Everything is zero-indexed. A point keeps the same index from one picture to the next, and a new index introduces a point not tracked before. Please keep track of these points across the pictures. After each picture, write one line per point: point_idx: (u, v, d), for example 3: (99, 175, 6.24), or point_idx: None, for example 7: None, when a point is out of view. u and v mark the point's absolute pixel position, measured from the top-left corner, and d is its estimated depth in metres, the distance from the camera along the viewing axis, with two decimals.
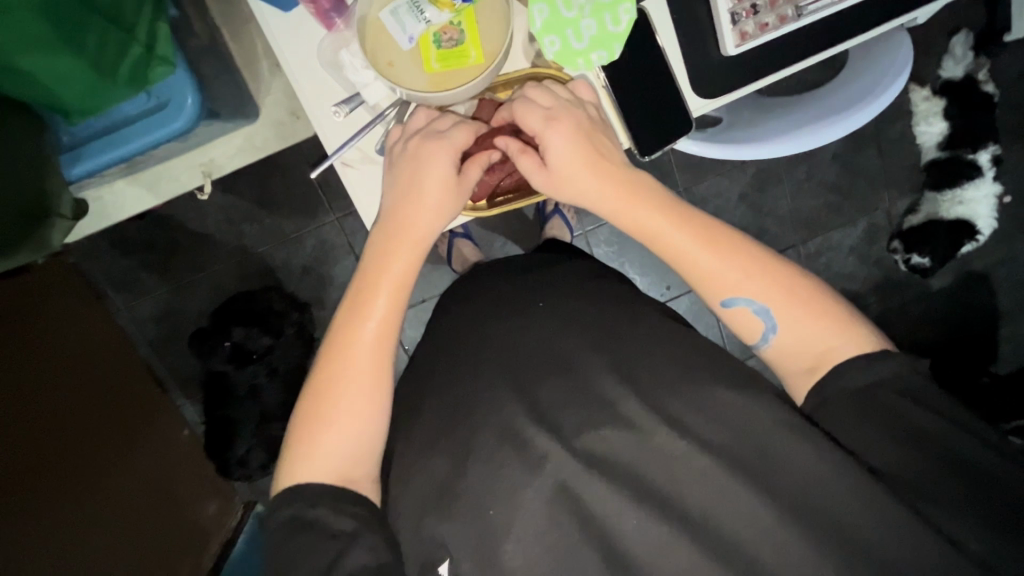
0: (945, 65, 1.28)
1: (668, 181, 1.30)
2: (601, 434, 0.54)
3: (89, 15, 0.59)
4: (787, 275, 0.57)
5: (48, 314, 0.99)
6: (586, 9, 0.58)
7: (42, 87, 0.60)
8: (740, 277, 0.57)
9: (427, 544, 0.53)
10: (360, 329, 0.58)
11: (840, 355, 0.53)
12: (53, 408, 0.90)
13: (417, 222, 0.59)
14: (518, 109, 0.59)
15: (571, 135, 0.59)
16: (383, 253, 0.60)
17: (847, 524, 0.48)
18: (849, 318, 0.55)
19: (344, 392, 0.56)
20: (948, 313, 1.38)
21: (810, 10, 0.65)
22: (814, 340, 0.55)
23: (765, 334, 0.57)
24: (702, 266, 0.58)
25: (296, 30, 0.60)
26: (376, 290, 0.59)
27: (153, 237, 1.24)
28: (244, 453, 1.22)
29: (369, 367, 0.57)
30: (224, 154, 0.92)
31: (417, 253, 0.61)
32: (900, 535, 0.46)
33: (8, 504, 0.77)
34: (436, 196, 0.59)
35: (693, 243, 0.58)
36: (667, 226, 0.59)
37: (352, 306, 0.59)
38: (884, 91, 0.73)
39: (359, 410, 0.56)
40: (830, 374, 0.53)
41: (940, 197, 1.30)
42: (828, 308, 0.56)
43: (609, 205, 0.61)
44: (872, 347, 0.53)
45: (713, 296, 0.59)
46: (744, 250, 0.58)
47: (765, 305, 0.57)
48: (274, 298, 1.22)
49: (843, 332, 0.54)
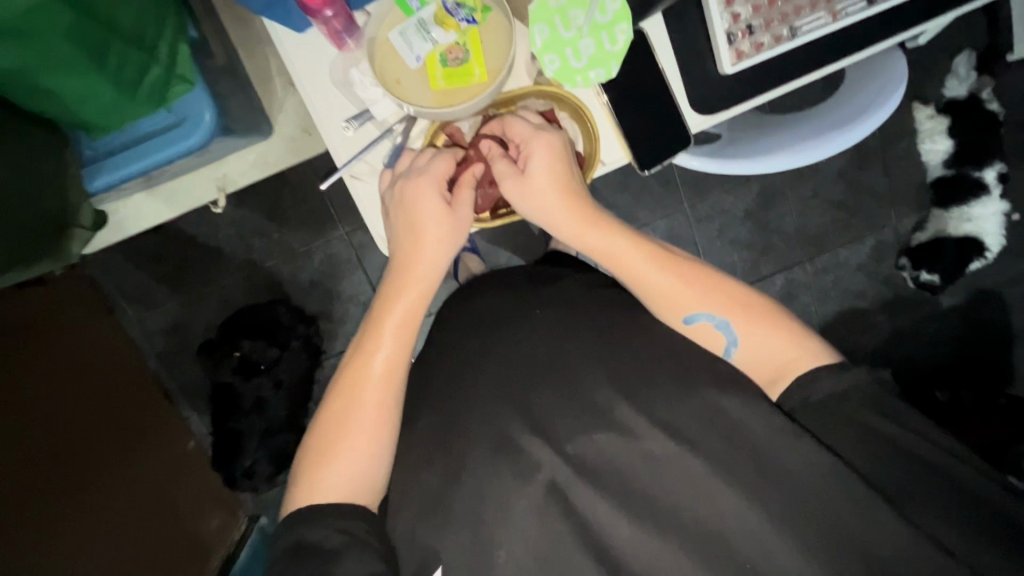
0: (948, 84, 1.30)
1: (673, 197, 1.31)
2: (593, 439, 0.55)
3: (114, 37, 0.61)
4: (740, 289, 0.60)
5: (60, 325, 1.01)
6: (584, 30, 0.59)
7: (70, 106, 0.63)
8: (699, 294, 0.59)
9: (423, 553, 0.54)
10: (368, 365, 0.60)
11: (798, 367, 0.55)
12: (61, 418, 0.91)
13: (422, 261, 0.62)
14: (507, 120, 0.63)
15: (549, 158, 0.61)
16: (389, 300, 0.62)
17: (839, 530, 0.48)
18: (802, 330, 0.57)
19: (351, 424, 0.58)
20: (960, 332, 1.37)
21: (803, 31, 0.66)
22: (773, 352, 0.57)
23: (728, 348, 0.59)
24: (662, 289, 0.60)
25: (309, 50, 0.63)
26: (382, 330, 0.61)
27: (167, 250, 1.27)
28: (249, 465, 1.23)
29: (377, 399, 0.59)
30: (237, 170, 0.96)
31: (424, 294, 0.62)
32: (893, 542, 0.47)
33: (11, 511, 0.77)
34: (438, 238, 0.61)
35: (648, 264, 0.60)
36: (626, 248, 0.61)
37: (360, 345, 0.61)
38: (881, 107, 0.75)
39: (366, 439, 0.58)
40: (792, 387, 0.55)
41: (948, 214, 1.30)
42: (784, 321, 0.58)
43: (574, 228, 0.62)
44: (828, 358, 0.55)
45: (675, 315, 0.60)
46: (695, 270, 0.60)
47: (726, 319, 0.58)
48: (281, 310, 1.24)
49: (799, 344, 0.56)
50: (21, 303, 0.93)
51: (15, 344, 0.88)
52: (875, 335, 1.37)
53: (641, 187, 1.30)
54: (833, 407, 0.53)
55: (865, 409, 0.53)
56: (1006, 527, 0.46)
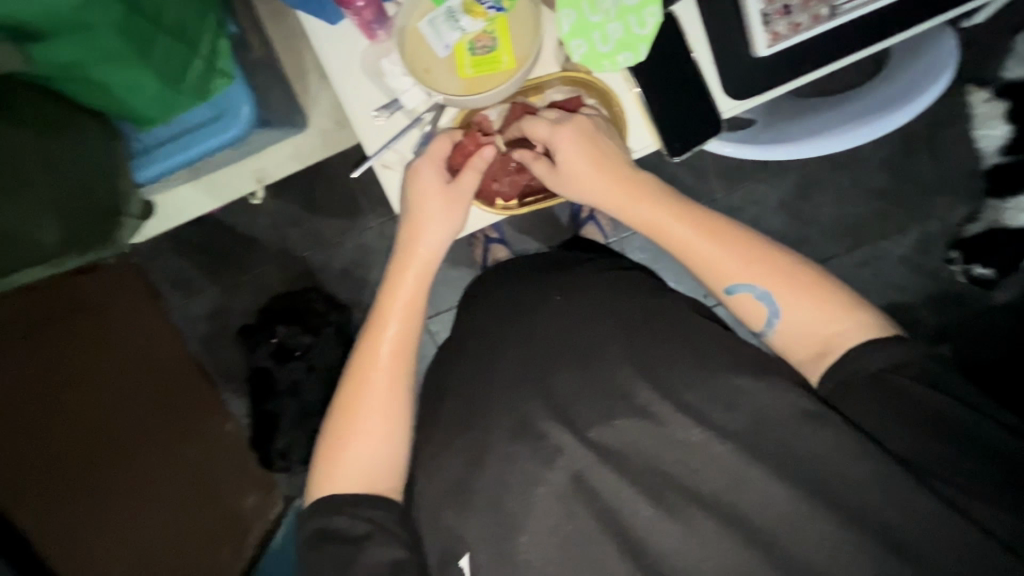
0: (1009, 64, 1.21)
1: (704, 187, 1.28)
2: (614, 426, 0.55)
3: (159, 31, 0.64)
4: (785, 262, 0.60)
5: (110, 310, 1.07)
6: (612, 13, 0.59)
7: (119, 98, 0.66)
8: (742, 263, 0.60)
9: (445, 537, 0.55)
10: (377, 348, 0.63)
11: (844, 341, 0.55)
12: (110, 396, 0.97)
13: (423, 241, 0.64)
14: (527, 124, 0.63)
15: (575, 137, 0.62)
16: (393, 281, 0.65)
17: (863, 529, 0.48)
18: (849, 302, 0.57)
19: (367, 411, 0.61)
20: (1013, 329, 1.28)
21: (845, 9, 0.64)
22: (817, 324, 0.57)
23: (769, 319, 0.59)
24: (706, 255, 0.61)
25: (342, 42, 0.65)
26: (389, 312, 0.64)
27: (210, 239, 1.33)
28: (284, 446, 1.27)
29: (388, 380, 0.62)
30: (274, 163, 1.00)
31: (424, 276, 0.66)
32: (917, 539, 0.47)
33: (54, 478, 0.82)
34: (438, 216, 0.64)
35: (693, 234, 0.62)
36: (662, 215, 0.62)
37: (368, 329, 0.65)
38: (927, 89, 0.72)
39: (381, 425, 0.61)
40: (838, 362, 0.54)
41: (1004, 204, 1.21)
42: (832, 292, 0.58)
43: (616, 201, 0.64)
44: (879, 332, 0.54)
45: (718, 283, 0.61)
46: (740, 237, 0.61)
47: (767, 289, 0.59)
48: (315, 298, 1.29)
49: (848, 317, 0.56)
50: (69, 290, 0.98)
51: (65, 326, 0.93)
52: (918, 332, 1.30)
53: (672, 176, 1.28)
54: (867, 385, 0.52)
55: (906, 401, 0.50)
56: None
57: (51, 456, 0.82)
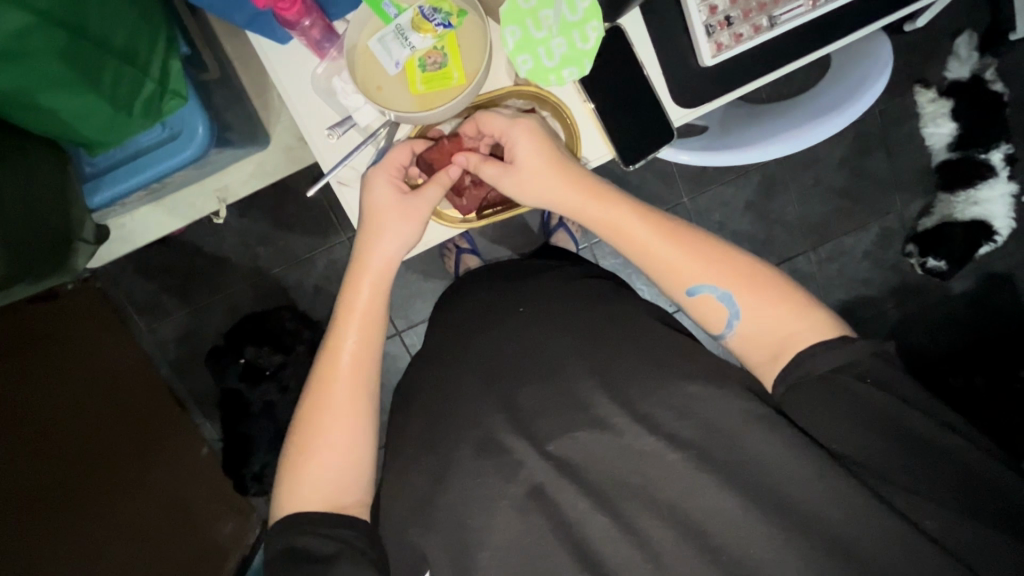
0: (950, 66, 1.27)
1: (672, 192, 1.30)
2: (575, 437, 0.56)
3: (106, 54, 0.63)
4: (743, 263, 0.61)
5: (73, 338, 1.03)
6: (555, 29, 0.61)
7: (65, 121, 0.64)
8: (702, 265, 0.61)
9: (411, 555, 0.55)
10: (337, 360, 0.63)
11: (800, 340, 0.57)
12: (75, 425, 0.93)
13: (376, 253, 0.64)
14: (480, 117, 0.64)
15: (532, 132, 0.63)
16: (352, 293, 0.65)
17: (817, 522, 0.49)
18: (808, 300, 0.59)
19: (328, 427, 0.60)
20: (972, 318, 1.33)
21: (784, 19, 0.66)
22: (773, 325, 0.58)
23: (729, 321, 0.60)
24: (666, 258, 0.62)
25: (293, 61, 0.65)
26: (347, 326, 0.63)
27: (176, 260, 1.30)
28: (259, 469, 1.24)
29: (349, 394, 0.61)
30: (238, 181, 0.98)
31: (380, 288, 0.65)
32: (867, 533, 0.48)
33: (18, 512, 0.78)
34: (392, 226, 0.63)
35: (650, 234, 0.63)
36: (631, 218, 0.63)
37: (328, 343, 0.64)
38: (868, 90, 0.75)
39: (343, 440, 0.60)
40: (793, 362, 0.56)
41: (954, 198, 1.28)
42: (787, 294, 0.59)
43: (579, 204, 0.64)
44: (832, 333, 0.56)
45: (679, 285, 0.62)
46: (696, 240, 0.62)
47: (727, 290, 0.60)
48: (286, 316, 1.26)
49: (802, 316, 0.58)
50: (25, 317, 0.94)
51: (21, 355, 0.89)
52: (884, 324, 1.34)
53: (639, 182, 1.30)
54: (827, 382, 0.54)
55: (854, 391, 0.52)
56: (986, 509, 0.48)
57: (18, 484, 0.79)
